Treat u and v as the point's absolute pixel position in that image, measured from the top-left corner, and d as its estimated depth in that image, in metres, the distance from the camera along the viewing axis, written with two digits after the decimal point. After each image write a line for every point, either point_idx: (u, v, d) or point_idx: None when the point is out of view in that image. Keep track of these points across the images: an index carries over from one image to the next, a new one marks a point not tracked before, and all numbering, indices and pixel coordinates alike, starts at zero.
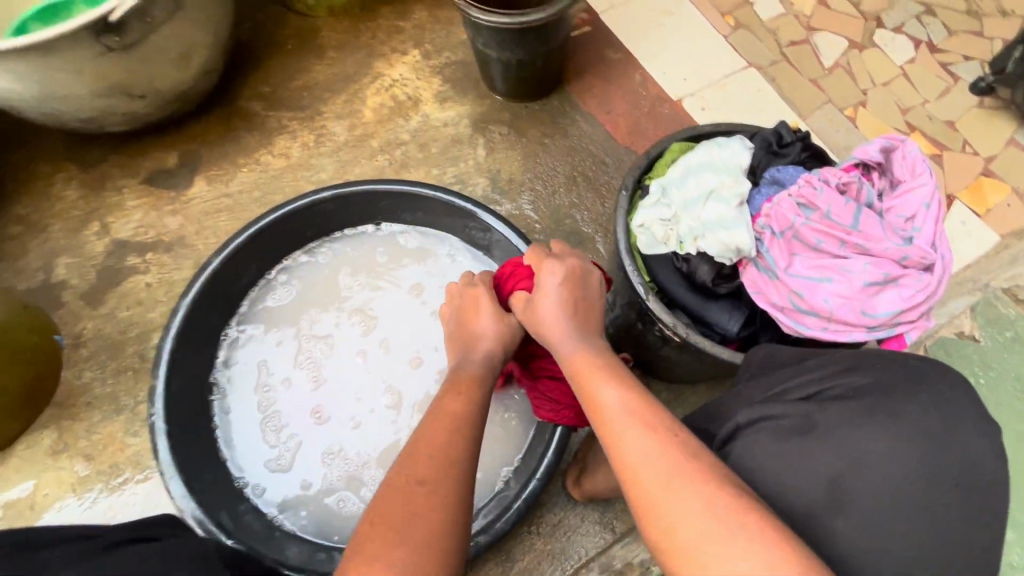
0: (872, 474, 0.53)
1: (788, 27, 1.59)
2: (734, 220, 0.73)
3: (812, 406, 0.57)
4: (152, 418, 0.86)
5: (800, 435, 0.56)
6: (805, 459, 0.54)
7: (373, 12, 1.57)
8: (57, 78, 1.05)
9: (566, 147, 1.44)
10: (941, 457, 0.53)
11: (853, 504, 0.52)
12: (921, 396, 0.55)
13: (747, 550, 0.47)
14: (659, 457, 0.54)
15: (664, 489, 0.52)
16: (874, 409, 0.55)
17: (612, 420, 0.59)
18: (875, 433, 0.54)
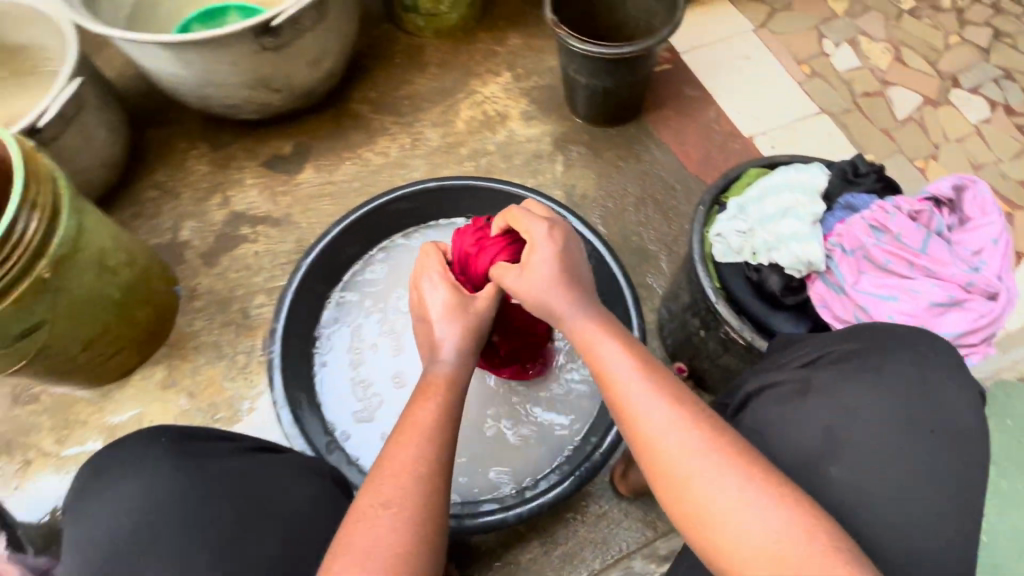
0: (863, 425, 0.63)
1: (863, 79, 1.66)
2: (807, 235, 0.80)
3: (809, 370, 0.69)
4: (270, 355, 0.98)
5: (798, 395, 0.68)
6: (802, 412, 0.66)
7: (474, 36, 1.74)
8: (218, 68, 1.25)
9: (639, 171, 1.54)
10: (921, 408, 0.63)
11: (847, 449, 0.63)
12: (904, 356, 0.66)
13: (771, 514, 0.54)
14: (677, 430, 0.59)
15: (689, 461, 0.58)
16: (862, 368, 0.66)
17: (627, 394, 0.63)
18: (863, 390, 0.65)
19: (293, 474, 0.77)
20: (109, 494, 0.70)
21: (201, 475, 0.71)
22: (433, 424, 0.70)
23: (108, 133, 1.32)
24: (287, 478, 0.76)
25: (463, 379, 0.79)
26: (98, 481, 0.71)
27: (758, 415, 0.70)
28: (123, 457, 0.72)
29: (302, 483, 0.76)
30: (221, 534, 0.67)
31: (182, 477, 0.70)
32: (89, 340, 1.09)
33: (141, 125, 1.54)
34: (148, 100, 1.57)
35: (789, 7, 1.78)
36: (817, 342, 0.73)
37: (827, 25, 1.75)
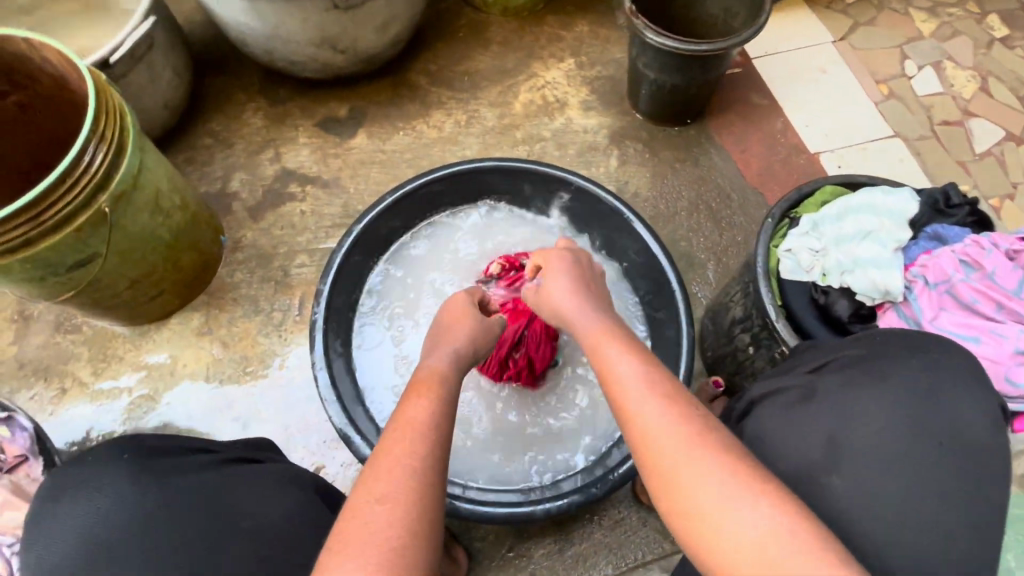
0: (868, 429, 0.63)
1: (943, 106, 1.57)
2: (888, 262, 0.76)
3: (815, 377, 0.71)
4: (314, 316, 0.97)
5: (803, 401, 0.69)
6: (806, 418, 0.67)
7: (541, 18, 1.69)
8: (288, 21, 1.24)
9: (695, 175, 1.49)
10: (928, 412, 0.62)
11: (849, 457, 0.62)
12: (913, 362, 0.66)
13: (762, 515, 0.50)
14: (672, 426, 0.57)
15: (680, 458, 0.55)
16: (869, 373, 0.67)
17: (624, 391, 0.62)
18: (869, 395, 0.65)
19: (279, 486, 0.73)
20: (64, 515, 0.60)
21: (171, 491, 0.64)
22: (427, 418, 0.69)
23: (172, 75, 1.32)
24: (274, 489, 0.72)
25: (456, 377, 0.79)
26: (52, 500, 0.62)
27: (762, 419, 0.72)
28: (83, 472, 0.64)
29: (282, 496, 0.71)
30: (192, 558, 0.59)
31: (149, 493, 0.62)
32: (136, 279, 1.10)
33: (202, 73, 1.54)
34: (212, 48, 1.57)
35: (873, 22, 1.70)
36: (826, 349, 0.76)
37: (912, 46, 1.67)
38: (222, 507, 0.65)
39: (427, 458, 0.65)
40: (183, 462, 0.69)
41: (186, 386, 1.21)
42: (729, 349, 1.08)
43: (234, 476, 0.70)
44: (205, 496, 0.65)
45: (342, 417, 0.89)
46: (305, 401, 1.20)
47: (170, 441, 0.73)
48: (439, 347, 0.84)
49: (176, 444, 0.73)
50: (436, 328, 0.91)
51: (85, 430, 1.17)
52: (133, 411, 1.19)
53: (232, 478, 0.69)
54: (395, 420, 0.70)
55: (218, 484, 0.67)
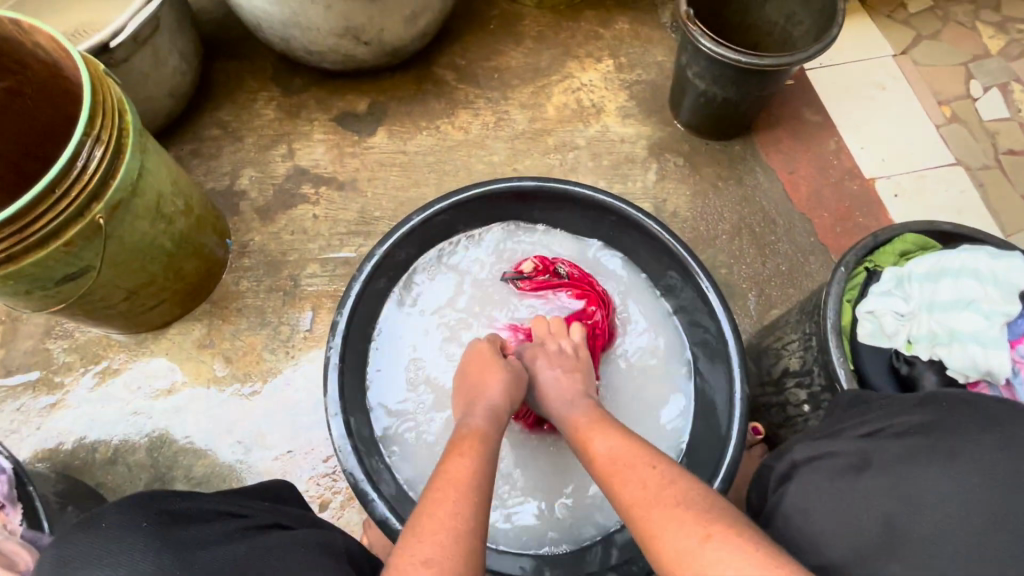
0: (930, 518, 0.50)
1: (1009, 133, 1.46)
2: (993, 338, 0.65)
3: (870, 444, 0.59)
4: (328, 352, 0.87)
5: (855, 472, 0.57)
6: (859, 496, 0.55)
7: (579, 13, 1.57)
8: (308, 7, 1.13)
9: (739, 195, 1.38)
10: (1010, 499, 0.48)
11: (907, 550, 0.50)
12: (987, 437, 0.52)
13: (728, 561, 0.49)
14: (642, 485, 0.59)
15: (649, 510, 0.56)
16: (933, 447, 0.54)
17: (605, 465, 0.65)
18: (929, 468, 0.52)
19: (316, 556, 0.59)
20: None
21: (194, 569, 0.50)
22: (474, 474, 0.62)
23: (179, 61, 1.21)
24: (308, 558, 0.57)
25: (499, 436, 0.71)
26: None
27: (804, 489, 0.60)
28: (85, 545, 0.50)
29: (325, 567, 0.57)
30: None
31: (167, 571, 0.49)
32: (133, 290, 1.00)
33: (211, 56, 1.42)
34: (223, 30, 1.45)
35: (937, 36, 1.57)
36: (886, 409, 0.63)
37: (977, 64, 1.54)
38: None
39: (475, 509, 0.58)
40: (202, 530, 0.56)
41: (184, 403, 1.12)
42: (779, 402, 0.99)
43: (266, 547, 0.57)
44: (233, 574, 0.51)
45: (359, 471, 0.81)
46: (311, 425, 1.12)
47: (194, 500, 0.61)
48: (475, 407, 0.76)
49: (201, 507, 0.60)
50: (461, 388, 0.83)
51: (74, 446, 1.09)
52: (128, 428, 1.11)
53: (263, 548, 0.56)
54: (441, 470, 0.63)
55: (247, 555, 0.54)
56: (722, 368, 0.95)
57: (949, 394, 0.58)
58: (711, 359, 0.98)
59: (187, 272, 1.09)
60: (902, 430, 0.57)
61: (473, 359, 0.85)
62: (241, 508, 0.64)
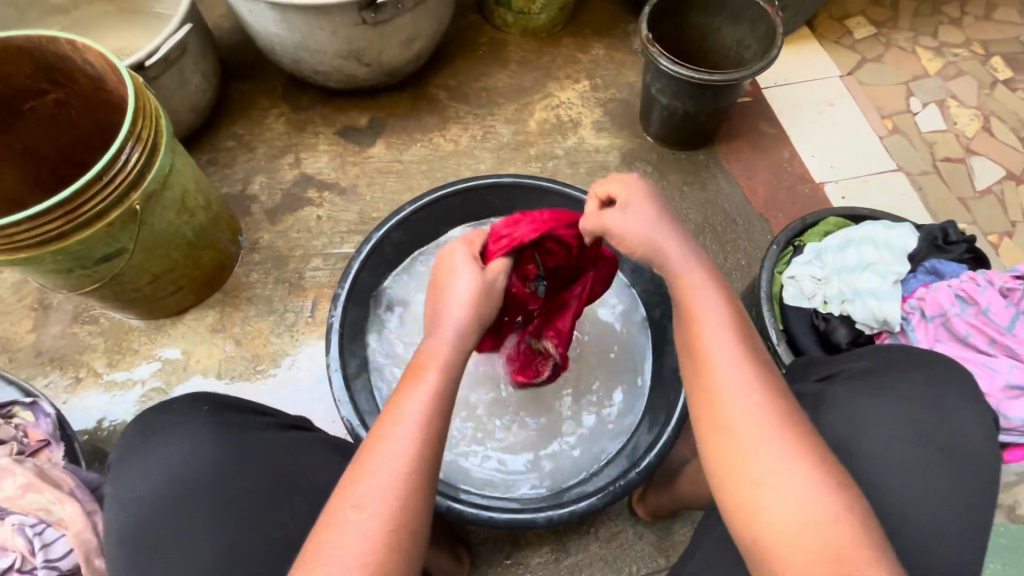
0: (873, 439, 0.64)
1: (945, 143, 1.62)
2: (887, 292, 0.79)
3: (825, 386, 0.72)
4: (331, 319, 1.00)
5: (815, 408, 0.69)
6: (817, 424, 0.68)
7: (558, 40, 1.75)
8: (317, 34, 1.30)
9: (702, 198, 1.53)
10: (935, 425, 0.63)
11: (856, 464, 0.63)
12: (917, 375, 0.68)
13: (814, 490, 0.54)
14: (755, 409, 0.59)
15: (753, 436, 0.58)
16: (878, 387, 0.68)
17: (716, 367, 0.63)
18: (881, 404, 0.66)
19: (325, 449, 0.77)
20: (149, 456, 0.69)
21: (239, 446, 0.70)
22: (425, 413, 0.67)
23: (202, 80, 1.37)
24: (319, 452, 0.76)
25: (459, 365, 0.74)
26: (141, 441, 0.71)
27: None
28: (168, 421, 0.72)
29: (334, 460, 0.76)
30: (251, 508, 0.67)
31: (219, 445, 0.70)
32: (156, 275, 1.13)
33: (229, 78, 1.59)
34: (239, 54, 1.62)
35: (880, 59, 1.75)
36: (840, 361, 0.76)
37: (917, 83, 1.71)
38: (279, 467, 0.71)
39: (422, 453, 0.64)
40: (241, 421, 0.75)
41: (196, 382, 1.24)
42: None
43: (293, 439, 0.76)
44: (264, 454, 0.71)
45: (355, 418, 0.93)
46: (314, 400, 1.23)
47: (236, 399, 0.79)
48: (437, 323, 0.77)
49: (238, 401, 0.79)
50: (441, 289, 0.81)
51: (97, 419, 1.20)
52: (145, 403, 1.22)
53: (290, 439, 0.76)
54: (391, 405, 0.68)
55: (279, 442, 0.74)
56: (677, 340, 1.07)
57: (893, 346, 0.73)
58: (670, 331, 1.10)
59: (204, 268, 1.24)
60: (856, 375, 0.70)
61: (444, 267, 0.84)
62: (267, 409, 0.81)
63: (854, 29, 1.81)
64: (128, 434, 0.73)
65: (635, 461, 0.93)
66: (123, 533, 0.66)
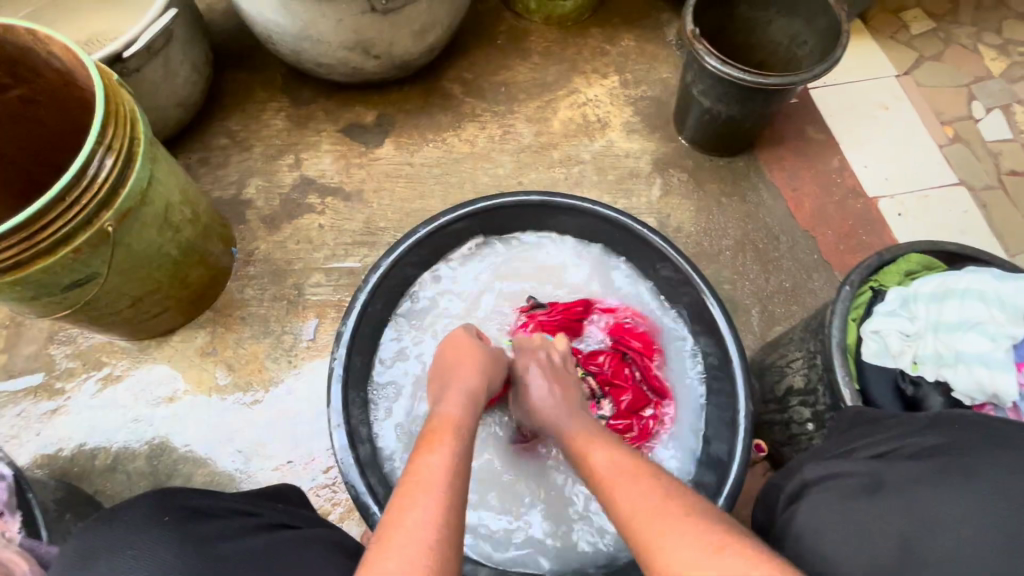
0: (955, 535, 0.49)
1: (1012, 154, 1.46)
2: (1000, 360, 0.65)
3: (882, 465, 0.58)
4: (333, 361, 0.87)
5: (869, 495, 0.56)
6: (874, 517, 0.54)
7: (585, 29, 1.59)
8: (320, 22, 1.15)
9: (742, 212, 1.39)
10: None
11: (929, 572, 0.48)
12: (1004, 455, 0.52)
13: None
14: (646, 502, 0.55)
15: (658, 529, 0.52)
16: (948, 469, 0.53)
17: (612, 481, 0.60)
18: (948, 492, 0.51)
19: (324, 554, 0.61)
20: None
21: (215, 562, 0.53)
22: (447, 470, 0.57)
23: (191, 71, 1.23)
24: (317, 557, 0.60)
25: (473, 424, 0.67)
26: (78, 565, 0.52)
27: (815, 507, 0.59)
28: (120, 534, 0.54)
29: (339, 565, 0.60)
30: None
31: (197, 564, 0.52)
32: (138, 297, 1.00)
33: (223, 66, 1.44)
34: (233, 41, 1.47)
35: (940, 57, 1.59)
36: (897, 430, 0.63)
37: (980, 86, 1.56)
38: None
39: (450, 514, 0.53)
40: (213, 530, 0.57)
41: (184, 412, 1.12)
42: (779, 418, 0.99)
43: (285, 542, 0.60)
44: (249, 569, 0.54)
45: (361, 485, 0.80)
46: (313, 435, 1.11)
47: (215, 499, 0.63)
48: (448, 392, 0.73)
49: (214, 503, 0.62)
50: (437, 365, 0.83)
51: (74, 451, 1.09)
52: (129, 435, 1.10)
53: (282, 544, 0.59)
54: (409, 472, 0.57)
55: (269, 551, 0.57)
56: (727, 389, 0.94)
57: (953, 415, 0.60)
58: (717, 375, 0.98)
59: (192, 285, 1.10)
60: (918, 455, 0.57)
61: (460, 348, 0.82)
62: (253, 506, 0.65)
63: (911, 22, 1.64)
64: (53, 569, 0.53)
65: None
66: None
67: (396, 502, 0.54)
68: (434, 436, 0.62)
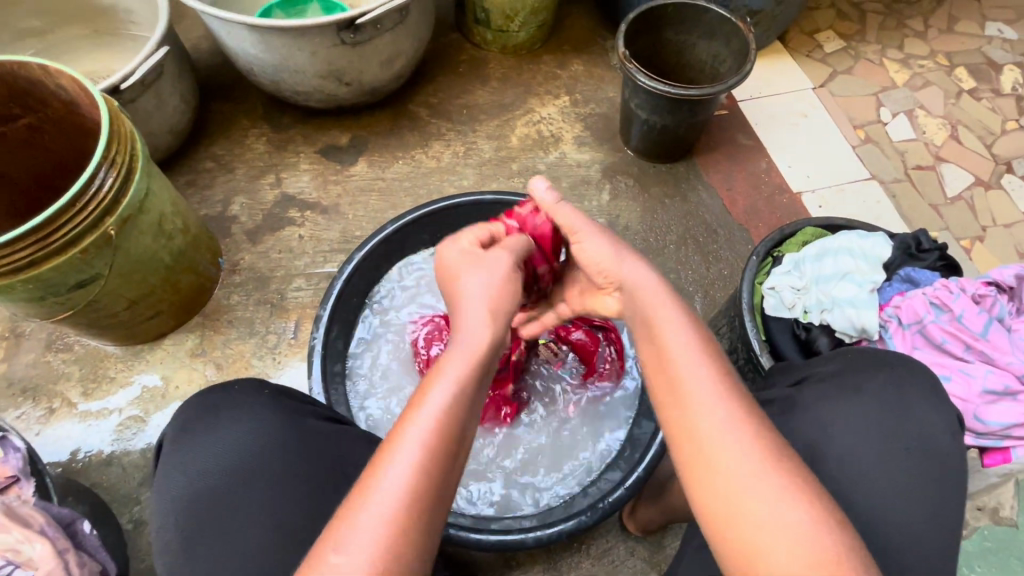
0: (847, 440, 0.60)
1: (916, 151, 1.66)
2: (865, 301, 0.81)
3: (796, 389, 0.65)
4: (313, 341, 1.00)
5: (785, 414, 0.64)
6: (787, 431, 0.62)
7: (538, 56, 1.77)
8: (296, 55, 1.30)
9: (683, 210, 1.55)
10: (898, 422, 0.59)
11: (828, 469, 0.59)
12: (883, 374, 0.62)
13: (783, 502, 0.52)
14: (746, 444, 0.55)
15: (748, 475, 0.54)
16: (843, 386, 0.62)
17: (697, 402, 0.58)
18: (845, 406, 0.61)
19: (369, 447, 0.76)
20: (213, 433, 0.69)
21: (295, 432, 0.70)
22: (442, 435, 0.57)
23: (179, 102, 1.36)
24: (362, 448, 0.75)
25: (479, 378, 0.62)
26: (203, 417, 0.70)
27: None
28: (235, 401, 0.72)
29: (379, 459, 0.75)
30: (301, 493, 0.66)
31: (285, 435, 0.70)
32: (134, 300, 1.11)
33: (208, 99, 1.58)
34: (218, 76, 1.62)
35: (850, 71, 1.80)
36: (809, 363, 0.69)
37: (887, 94, 1.76)
38: (335, 460, 0.71)
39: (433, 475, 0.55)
40: (296, 410, 0.74)
41: (176, 408, 1.21)
42: None
43: (344, 435, 0.75)
44: (313, 446, 0.70)
45: None
46: None
47: (297, 391, 0.78)
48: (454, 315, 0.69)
49: (296, 393, 0.78)
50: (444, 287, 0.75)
51: (71, 450, 1.16)
52: (122, 432, 1.18)
53: (342, 433, 0.75)
54: (398, 424, 0.58)
55: (332, 435, 0.73)
56: None
57: (856, 349, 0.67)
58: None
59: (183, 292, 1.21)
60: (821, 377, 0.64)
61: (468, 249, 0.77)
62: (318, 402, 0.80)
63: (825, 42, 1.86)
64: (175, 422, 0.72)
65: (622, 478, 0.92)
66: (182, 504, 0.65)
67: (383, 448, 0.56)
68: (444, 370, 0.61)
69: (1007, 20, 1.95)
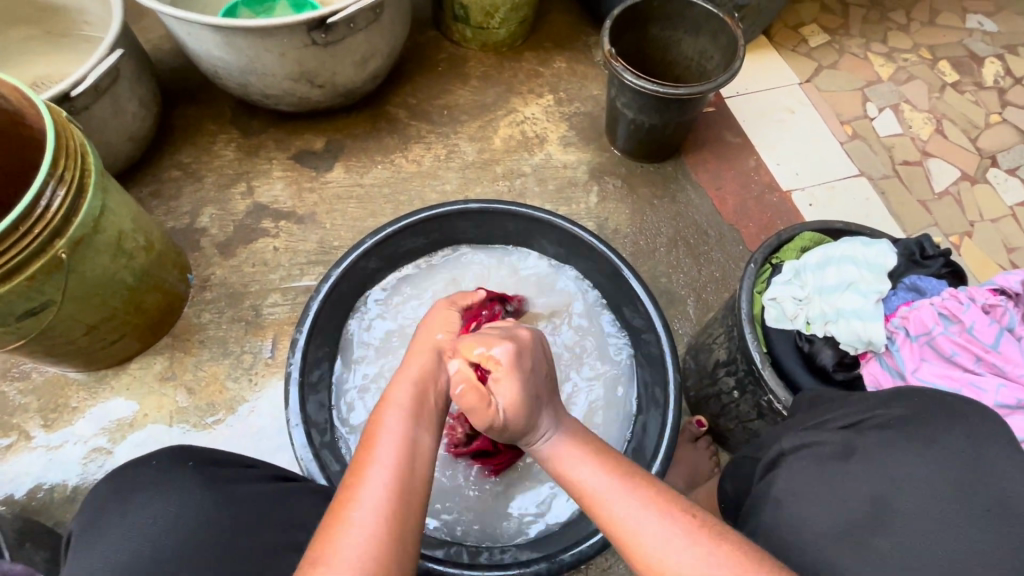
0: (913, 494, 0.54)
1: (903, 147, 1.65)
2: (871, 313, 0.78)
3: (853, 433, 0.62)
4: (289, 367, 0.93)
5: (841, 459, 0.60)
6: (848, 478, 0.58)
7: (520, 53, 1.71)
8: (264, 57, 1.23)
9: (673, 211, 1.51)
10: (971, 479, 0.52)
11: (892, 524, 0.53)
12: (955, 424, 0.56)
13: (700, 557, 0.51)
14: (647, 513, 0.54)
15: (662, 541, 0.52)
16: (911, 433, 0.58)
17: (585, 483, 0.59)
18: (913, 456, 0.56)
19: (316, 504, 0.73)
20: (128, 516, 0.62)
21: (232, 500, 0.66)
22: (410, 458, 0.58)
23: (138, 108, 1.27)
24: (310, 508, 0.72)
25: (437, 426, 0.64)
26: (116, 499, 0.64)
27: (795, 475, 0.62)
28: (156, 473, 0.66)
29: None
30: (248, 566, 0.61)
31: (213, 504, 0.64)
32: (93, 325, 1.03)
33: (171, 103, 1.50)
34: (182, 79, 1.53)
35: (835, 65, 1.78)
36: (856, 403, 0.67)
37: (873, 88, 1.75)
38: (274, 521, 0.66)
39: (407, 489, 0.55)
40: (228, 475, 0.69)
41: (144, 437, 1.13)
42: (706, 392, 1.09)
43: (284, 491, 0.71)
44: (256, 513, 0.66)
45: (321, 477, 0.87)
46: (275, 448, 1.14)
47: (222, 453, 0.74)
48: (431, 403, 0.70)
49: (225, 455, 0.73)
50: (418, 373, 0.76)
51: (30, 486, 1.08)
52: (87, 464, 1.10)
53: (283, 490, 0.71)
54: (358, 459, 0.58)
55: (272, 498, 0.69)
56: (656, 368, 1.03)
57: (913, 388, 0.64)
58: (650, 357, 1.06)
59: (148, 316, 1.14)
60: (883, 423, 0.60)
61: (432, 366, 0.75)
62: (252, 459, 0.76)
63: (809, 36, 1.84)
64: (91, 505, 0.65)
65: None
66: None
67: (348, 483, 0.55)
68: (393, 403, 0.63)
69: (987, 13, 1.94)
